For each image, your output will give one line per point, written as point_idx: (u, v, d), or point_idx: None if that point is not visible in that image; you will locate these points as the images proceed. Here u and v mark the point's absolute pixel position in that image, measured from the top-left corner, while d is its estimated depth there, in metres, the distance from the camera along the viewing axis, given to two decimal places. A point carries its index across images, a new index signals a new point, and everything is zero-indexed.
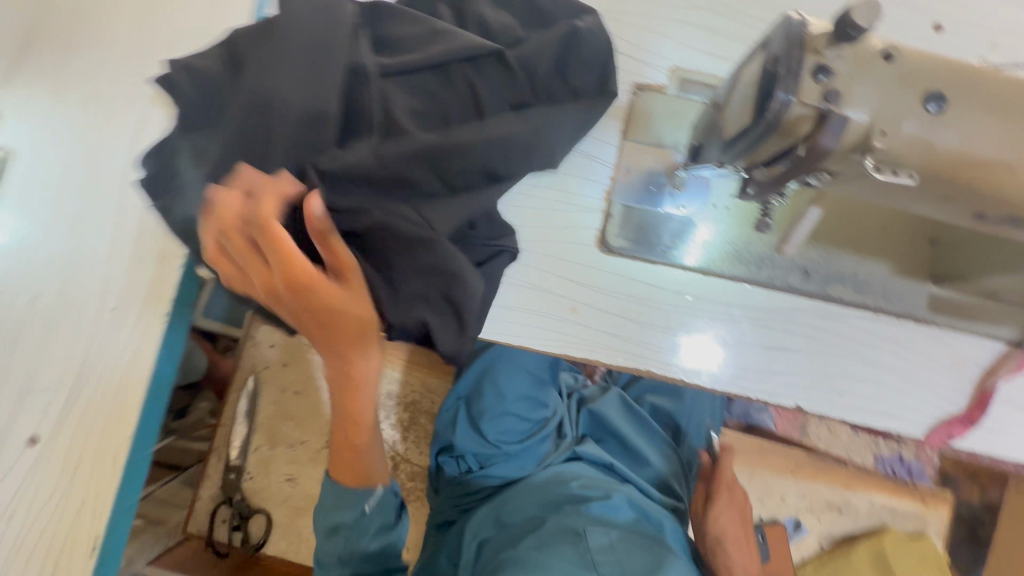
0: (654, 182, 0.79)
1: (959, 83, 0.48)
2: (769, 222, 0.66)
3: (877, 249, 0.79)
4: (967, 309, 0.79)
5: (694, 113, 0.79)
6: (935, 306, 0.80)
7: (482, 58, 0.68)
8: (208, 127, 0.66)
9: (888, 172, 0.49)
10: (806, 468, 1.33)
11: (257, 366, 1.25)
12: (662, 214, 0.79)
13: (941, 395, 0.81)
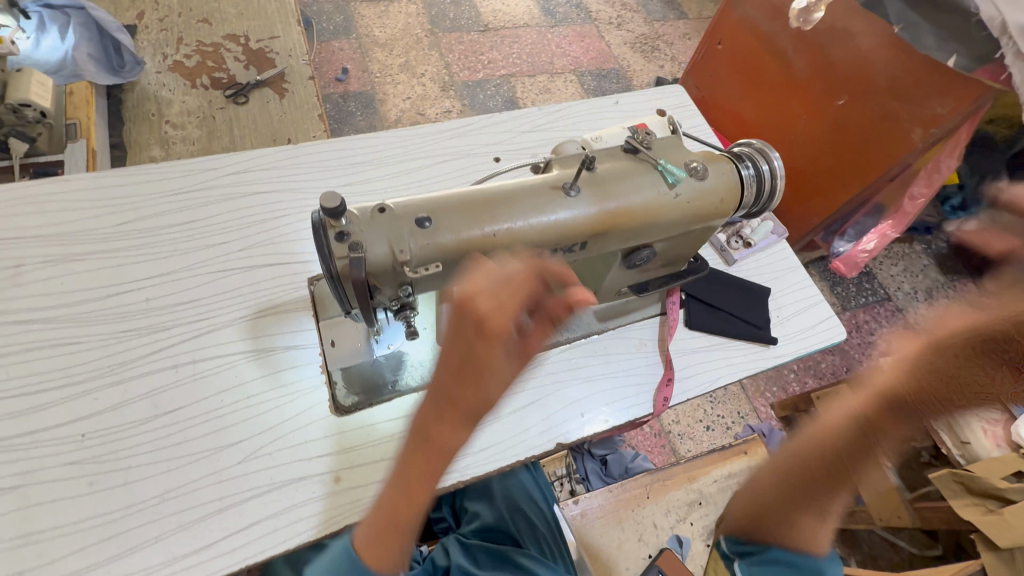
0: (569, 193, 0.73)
1: (441, 212, 0.66)
2: (429, 223, 0.65)
3: (615, 193, 0.75)
4: (649, 211, 0.77)
5: (602, 172, 0.76)
6: (655, 201, 0.77)
7: (122, 273, 0.91)
8: (28, 361, 0.82)
9: (424, 271, 0.65)
10: (697, 465, 1.40)
11: None
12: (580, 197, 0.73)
13: (678, 366, 1.00)
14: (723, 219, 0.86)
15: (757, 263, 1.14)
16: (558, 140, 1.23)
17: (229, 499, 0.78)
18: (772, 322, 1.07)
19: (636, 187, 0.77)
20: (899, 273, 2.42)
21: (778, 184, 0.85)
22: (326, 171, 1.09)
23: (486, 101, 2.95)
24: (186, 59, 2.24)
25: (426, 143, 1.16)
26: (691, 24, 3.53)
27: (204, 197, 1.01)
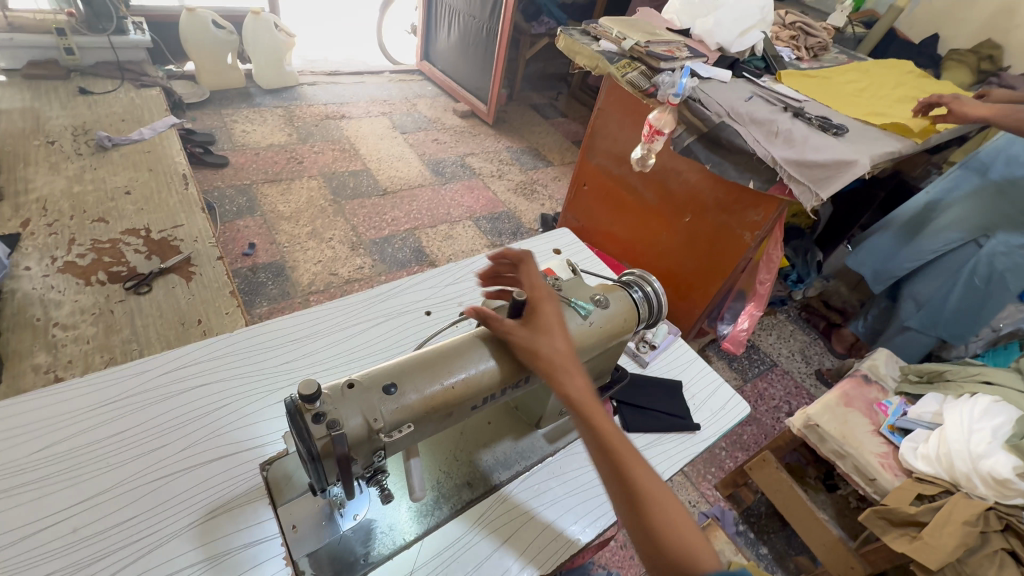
0: None
1: (402, 377, 0.75)
2: (394, 388, 0.73)
3: None
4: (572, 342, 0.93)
5: None
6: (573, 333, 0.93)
7: (47, 503, 0.84)
8: None
9: (395, 434, 0.72)
10: None
11: None
12: None
13: None
14: (629, 333, 1.04)
15: (666, 360, 1.34)
16: (478, 287, 1.41)
17: None
18: (691, 409, 1.24)
19: None
20: (776, 341, 2.85)
21: (662, 298, 1.08)
22: (269, 350, 1.14)
23: (396, 254, 3.19)
24: (80, 258, 2.18)
25: (361, 310, 1.27)
26: (558, 169, 4.26)
27: (141, 400, 1.00)
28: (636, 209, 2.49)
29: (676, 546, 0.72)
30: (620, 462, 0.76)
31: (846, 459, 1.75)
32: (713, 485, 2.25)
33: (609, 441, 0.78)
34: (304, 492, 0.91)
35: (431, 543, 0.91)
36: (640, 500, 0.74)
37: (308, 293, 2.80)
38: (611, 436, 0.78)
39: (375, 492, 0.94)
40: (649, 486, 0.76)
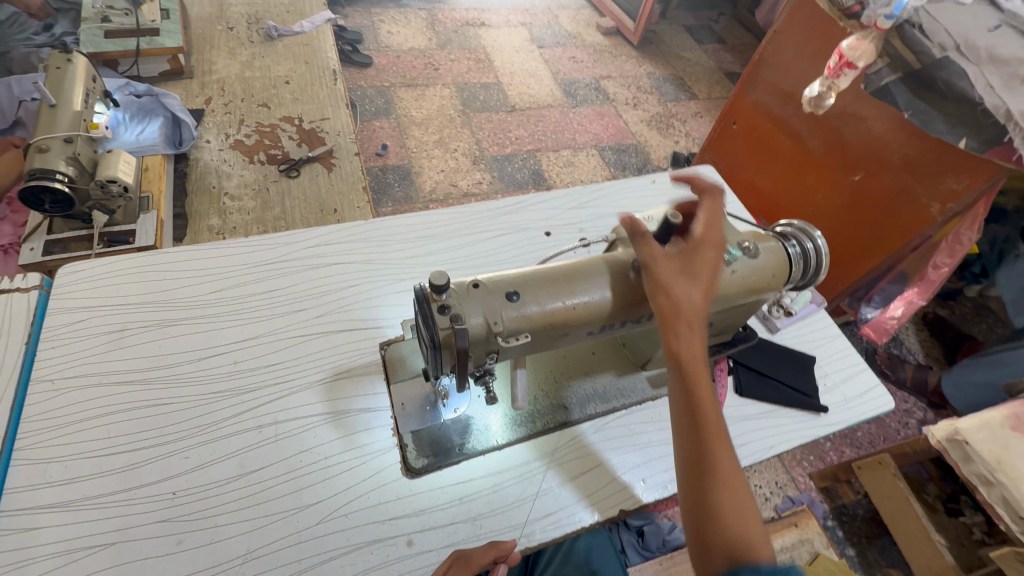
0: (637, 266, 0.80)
1: (526, 287, 0.74)
2: (517, 297, 0.72)
3: None
4: None
5: None
6: None
7: (215, 337, 1.00)
8: (129, 416, 0.89)
9: (512, 340, 0.72)
10: None
11: None
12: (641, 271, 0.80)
13: (731, 433, 1.02)
14: (772, 292, 0.92)
15: (798, 331, 1.19)
16: (602, 216, 1.33)
17: (307, 559, 0.80)
18: (819, 389, 1.11)
19: None
20: (930, 338, 2.41)
21: (823, 259, 0.92)
22: (397, 242, 1.19)
23: (514, 174, 3.15)
24: (246, 138, 2.45)
25: (484, 220, 1.27)
26: (703, 104, 3.80)
27: (289, 267, 1.11)
28: (795, 162, 2.13)
29: (736, 530, 0.64)
30: (709, 439, 0.69)
31: (993, 488, 1.49)
32: (809, 473, 2.07)
33: (703, 414, 0.70)
34: (414, 376, 0.98)
35: (519, 450, 0.95)
36: (713, 479, 0.67)
37: (429, 200, 2.92)
38: (708, 412, 0.70)
39: (476, 393, 0.98)
40: (729, 470, 0.68)
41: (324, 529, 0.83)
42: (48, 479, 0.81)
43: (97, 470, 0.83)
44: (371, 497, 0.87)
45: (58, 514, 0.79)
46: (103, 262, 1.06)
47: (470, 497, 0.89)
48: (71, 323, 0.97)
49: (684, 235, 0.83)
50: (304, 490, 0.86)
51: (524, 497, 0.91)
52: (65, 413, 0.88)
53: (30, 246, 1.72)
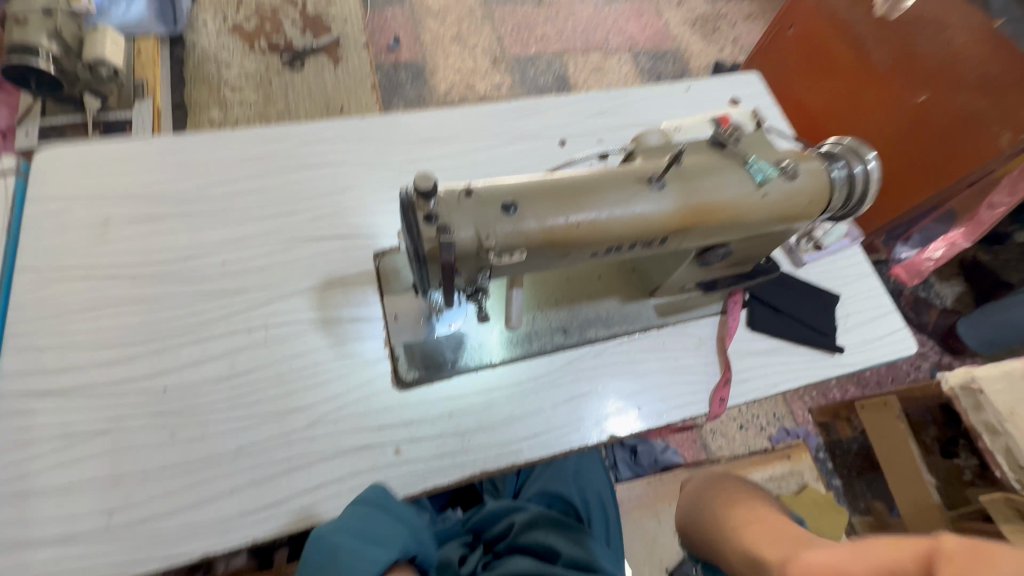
0: (656, 182, 0.71)
1: (526, 200, 0.66)
2: (515, 210, 0.65)
3: (703, 189, 0.72)
4: (735, 212, 0.74)
5: (688, 163, 0.74)
6: (741, 200, 0.74)
7: (202, 235, 0.95)
8: (118, 310, 0.87)
9: (507, 257, 0.65)
10: (740, 462, 1.39)
11: None
12: (658, 189, 0.71)
13: (736, 367, 0.98)
14: (806, 220, 0.82)
15: (826, 266, 1.09)
16: (624, 125, 1.19)
17: (297, 458, 0.82)
18: (838, 329, 1.04)
19: (716, 181, 0.73)
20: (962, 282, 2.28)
21: (871, 186, 0.80)
22: (396, 144, 1.09)
23: (537, 79, 2.88)
24: (245, 22, 2.23)
25: (492, 124, 1.14)
26: (757, 4, 3.34)
27: (279, 165, 1.03)
28: (850, 75, 1.84)
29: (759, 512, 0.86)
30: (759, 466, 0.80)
31: (997, 437, 1.46)
32: (810, 408, 2.07)
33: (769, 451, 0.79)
34: (408, 289, 0.94)
35: (514, 369, 0.93)
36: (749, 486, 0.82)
37: (443, 104, 2.71)
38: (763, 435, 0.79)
39: (472, 309, 0.94)
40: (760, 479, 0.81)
41: (312, 433, 0.84)
42: (45, 365, 0.82)
43: (89, 362, 0.83)
44: (361, 405, 0.87)
45: (54, 401, 0.80)
46: (82, 149, 0.99)
47: (460, 413, 0.89)
48: (53, 213, 0.92)
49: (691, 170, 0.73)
50: (294, 394, 0.85)
51: (515, 415, 0.90)
52: (54, 303, 0.86)
53: (25, 131, 1.60)
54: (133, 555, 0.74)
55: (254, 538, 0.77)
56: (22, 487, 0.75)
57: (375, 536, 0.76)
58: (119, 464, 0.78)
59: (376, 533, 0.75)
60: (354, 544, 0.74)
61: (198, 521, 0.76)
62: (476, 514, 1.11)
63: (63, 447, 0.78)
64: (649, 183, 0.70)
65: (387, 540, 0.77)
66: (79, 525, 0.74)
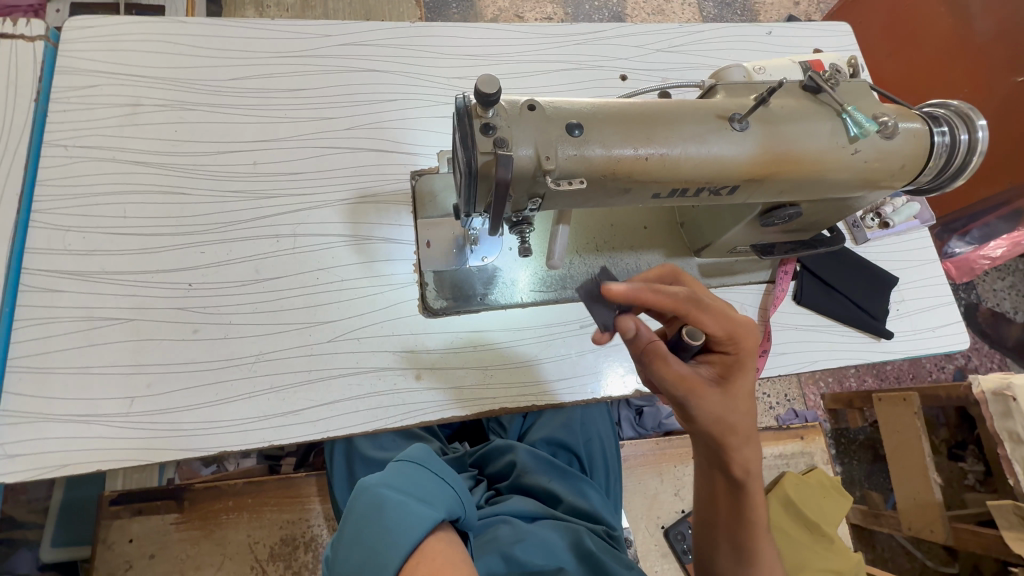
0: (738, 121, 0.63)
1: (592, 123, 0.59)
2: (580, 132, 0.58)
3: (789, 135, 0.64)
4: (820, 167, 0.66)
5: (777, 105, 0.65)
6: (829, 153, 0.66)
7: (234, 132, 0.90)
8: (146, 199, 0.84)
9: (565, 183, 0.59)
10: None
11: (116, 570, 1.05)
12: (741, 128, 0.63)
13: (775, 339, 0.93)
14: (894, 188, 0.73)
15: (886, 247, 1.02)
16: (693, 66, 1.08)
17: (316, 370, 0.80)
18: (889, 314, 0.97)
19: (805, 128, 0.65)
20: None
21: (972, 159, 0.71)
22: (444, 58, 1.00)
23: (591, 15, 2.48)
24: None
25: (549, 47, 1.04)
26: None
27: (319, 66, 0.96)
28: (937, 36, 1.51)
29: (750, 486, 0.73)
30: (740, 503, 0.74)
31: (1020, 446, 1.43)
32: (821, 393, 2.02)
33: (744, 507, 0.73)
34: (443, 215, 0.89)
35: (544, 311, 0.89)
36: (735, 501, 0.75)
37: None
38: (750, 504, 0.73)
39: (509, 244, 0.88)
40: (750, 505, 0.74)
41: (333, 348, 0.82)
42: (71, 246, 0.80)
43: (113, 248, 0.81)
44: (385, 327, 0.84)
45: (79, 283, 0.79)
46: (112, 22, 0.92)
47: (485, 348, 0.86)
48: (83, 88, 0.88)
49: (784, 116, 0.65)
50: (317, 307, 0.83)
51: (538, 357, 0.87)
52: (81, 183, 0.83)
53: (54, 8, 1.52)
54: (152, 442, 0.74)
55: (270, 442, 0.77)
56: (46, 363, 0.75)
57: (420, 490, 0.65)
58: (141, 354, 0.77)
59: (419, 487, 0.65)
60: (401, 495, 0.63)
61: (216, 418, 0.76)
62: (479, 449, 1.12)
63: (87, 329, 0.77)
64: (731, 121, 0.63)
65: (434, 499, 0.65)
66: (99, 406, 0.74)
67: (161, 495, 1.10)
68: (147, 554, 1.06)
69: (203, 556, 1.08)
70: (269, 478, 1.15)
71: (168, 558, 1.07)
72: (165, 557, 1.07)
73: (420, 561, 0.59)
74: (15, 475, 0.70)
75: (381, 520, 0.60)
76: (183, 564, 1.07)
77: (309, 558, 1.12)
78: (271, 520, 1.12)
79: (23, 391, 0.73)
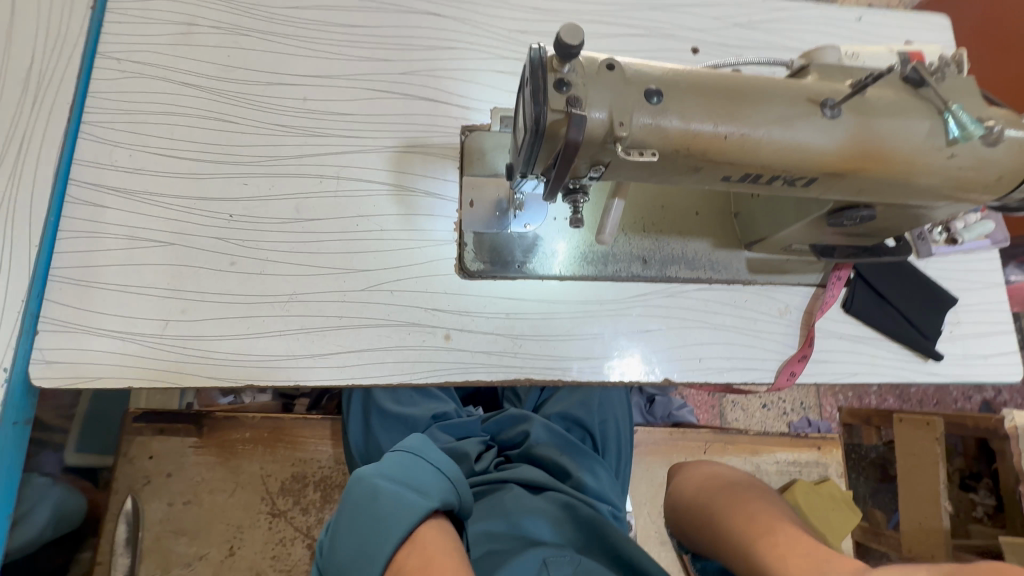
0: (829, 107, 0.58)
1: (673, 91, 0.55)
2: (659, 100, 0.55)
3: (881, 128, 0.59)
4: (908, 167, 0.61)
5: (874, 95, 0.60)
6: (922, 154, 0.60)
7: (286, 64, 0.87)
8: (194, 123, 0.82)
9: (634, 153, 0.55)
10: (763, 440, 1.34)
11: (135, 483, 1.09)
12: (833, 115, 0.58)
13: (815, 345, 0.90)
14: (982, 201, 0.68)
15: (949, 264, 0.96)
16: (772, 47, 1.00)
17: (348, 316, 0.80)
18: (941, 334, 0.92)
19: (899, 123, 0.60)
20: None
21: None
22: (509, 9, 0.95)
23: None
24: None
25: (620, 9, 0.98)
26: None
27: (379, 3, 0.91)
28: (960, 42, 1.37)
29: None
30: None
31: None
32: (838, 406, 1.96)
33: None
34: (491, 175, 0.86)
35: (579, 287, 0.86)
36: None
37: None
38: None
39: (554, 213, 0.85)
40: None
41: (366, 298, 0.81)
42: (120, 163, 0.80)
43: (159, 170, 0.80)
44: (420, 283, 0.83)
45: (123, 200, 0.78)
46: None
47: (518, 316, 0.84)
48: (140, 1, 0.85)
49: (879, 108, 0.59)
50: (353, 254, 0.82)
51: (571, 333, 0.85)
52: (132, 100, 0.82)
53: None
54: (182, 367, 0.75)
55: (297, 382, 0.77)
56: (85, 277, 0.75)
57: (415, 481, 0.68)
58: (180, 278, 0.77)
59: (415, 474, 0.68)
60: (395, 486, 0.66)
61: (246, 351, 0.77)
62: (494, 415, 1.12)
63: (130, 248, 0.77)
64: (822, 107, 0.58)
65: (427, 489, 0.67)
66: (136, 325, 0.75)
67: (183, 418, 1.13)
68: (167, 471, 1.10)
69: (218, 480, 1.12)
70: (287, 415, 1.18)
71: (185, 476, 1.11)
72: (183, 476, 1.11)
73: (411, 550, 0.63)
74: (52, 380, 0.72)
75: (374, 511, 0.64)
76: (199, 484, 1.11)
77: (317, 497, 1.14)
78: (284, 456, 1.15)
79: (63, 299, 0.74)
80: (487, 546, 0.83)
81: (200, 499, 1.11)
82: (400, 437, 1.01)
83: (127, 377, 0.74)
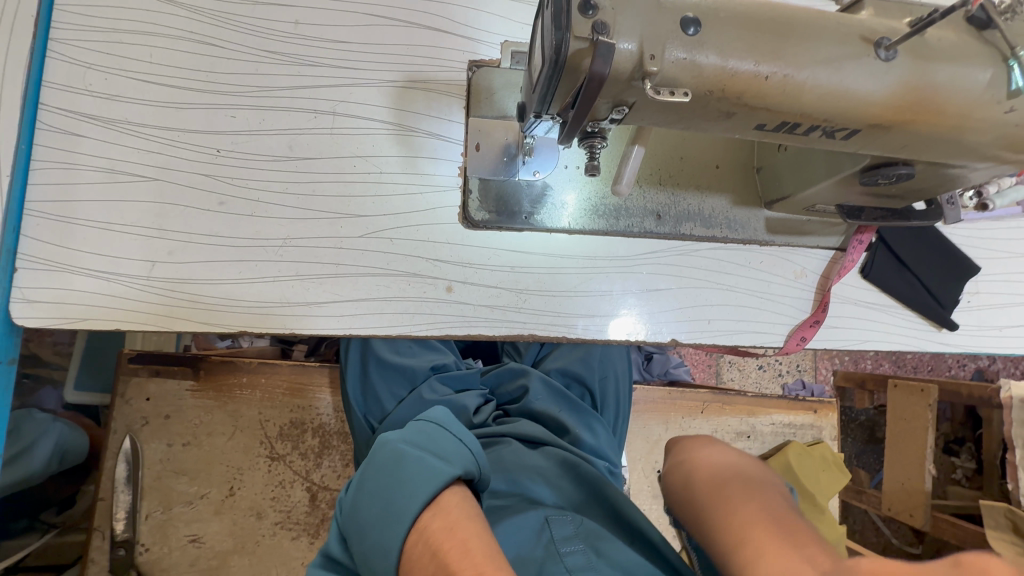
0: (884, 48, 0.52)
1: (712, 22, 0.49)
2: (695, 31, 0.49)
3: (938, 74, 0.53)
4: (962, 121, 0.55)
5: (934, 36, 0.54)
6: (978, 107, 0.55)
7: None
8: (174, 45, 0.75)
9: (664, 92, 0.49)
10: (760, 401, 1.35)
11: (133, 424, 1.09)
12: (888, 57, 0.52)
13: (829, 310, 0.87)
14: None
15: (975, 232, 0.91)
16: None
17: (345, 263, 0.76)
18: (959, 304, 0.89)
19: (960, 68, 0.53)
20: None
21: None
22: None
23: None
24: None
25: None
26: None
27: None
28: None
29: None
30: None
31: None
32: (834, 370, 1.97)
33: None
34: (499, 116, 0.79)
35: (588, 241, 0.82)
36: None
37: None
38: None
39: (566, 160, 0.79)
40: None
41: (363, 245, 0.77)
42: (96, 88, 0.73)
43: (139, 97, 0.73)
44: (421, 231, 0.78)
45: (102, 129, 0.72)
46: None
47: (523, 270, 0.81)
48: None
49: (939, 51, 0.53)
50: (350, 198, 0.77)
51: (578, 289, 0.82)
52: (104, 16, 0.74)
53: None
54: (173, 310, 0.72)
55: (292, 330, 0.74)
56: (66, 211, 0.71)
57: (439, 448, 0.61)
58: (166, 217, 0.72)
59: (439, 442, 0.61)
60: (419, 451, 0.59)
61: (238, 296, 0.73)
62: (494, 369, 1.11)
63: (112, 183, 0.72)
64: (877, 48, 0.52)
65: (452, 455, 0.60)
66: (123, 264, 0.71)
67: (179, 362, 1.12)
68: (166, 412, 1.10)
69: (217, 422, 1.12)
70: (284, 362, 1.16)
71: (183, 418, 1.10)
72: (181, 418, 1.11)
73: (436, 513, 0.54)
74: (36, 319, 0.69)
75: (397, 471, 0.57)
76: (197, 426, 1.11)
77: (316, 444, 1.15)
78: (283, 402, 1.14)
79: (43, 236, 0.70)
80: (487, 500, 0.83)
81: (199, 441, 1.11)
82: (398, 388, 1.00)
83: (117, 319, 0.71)
